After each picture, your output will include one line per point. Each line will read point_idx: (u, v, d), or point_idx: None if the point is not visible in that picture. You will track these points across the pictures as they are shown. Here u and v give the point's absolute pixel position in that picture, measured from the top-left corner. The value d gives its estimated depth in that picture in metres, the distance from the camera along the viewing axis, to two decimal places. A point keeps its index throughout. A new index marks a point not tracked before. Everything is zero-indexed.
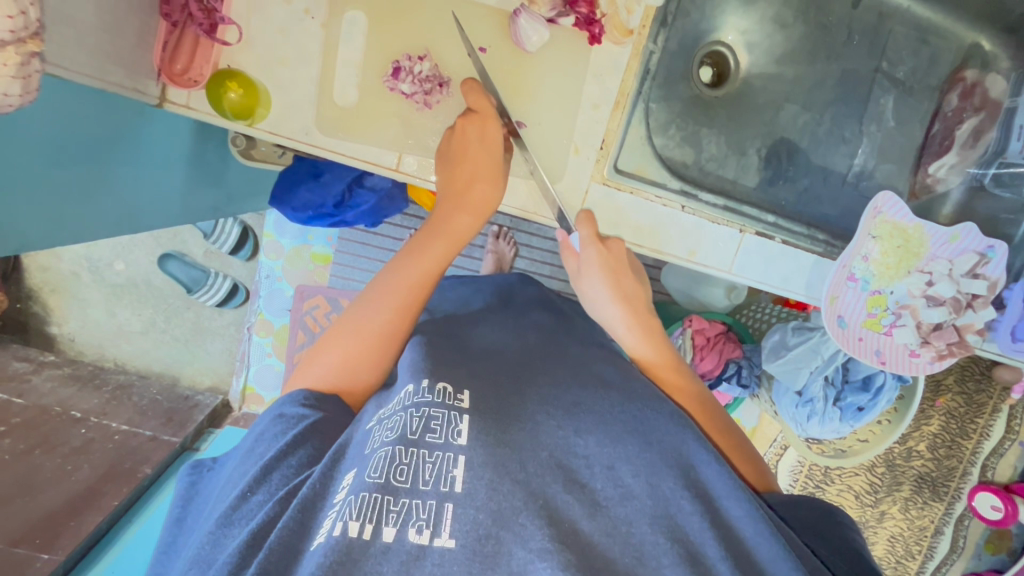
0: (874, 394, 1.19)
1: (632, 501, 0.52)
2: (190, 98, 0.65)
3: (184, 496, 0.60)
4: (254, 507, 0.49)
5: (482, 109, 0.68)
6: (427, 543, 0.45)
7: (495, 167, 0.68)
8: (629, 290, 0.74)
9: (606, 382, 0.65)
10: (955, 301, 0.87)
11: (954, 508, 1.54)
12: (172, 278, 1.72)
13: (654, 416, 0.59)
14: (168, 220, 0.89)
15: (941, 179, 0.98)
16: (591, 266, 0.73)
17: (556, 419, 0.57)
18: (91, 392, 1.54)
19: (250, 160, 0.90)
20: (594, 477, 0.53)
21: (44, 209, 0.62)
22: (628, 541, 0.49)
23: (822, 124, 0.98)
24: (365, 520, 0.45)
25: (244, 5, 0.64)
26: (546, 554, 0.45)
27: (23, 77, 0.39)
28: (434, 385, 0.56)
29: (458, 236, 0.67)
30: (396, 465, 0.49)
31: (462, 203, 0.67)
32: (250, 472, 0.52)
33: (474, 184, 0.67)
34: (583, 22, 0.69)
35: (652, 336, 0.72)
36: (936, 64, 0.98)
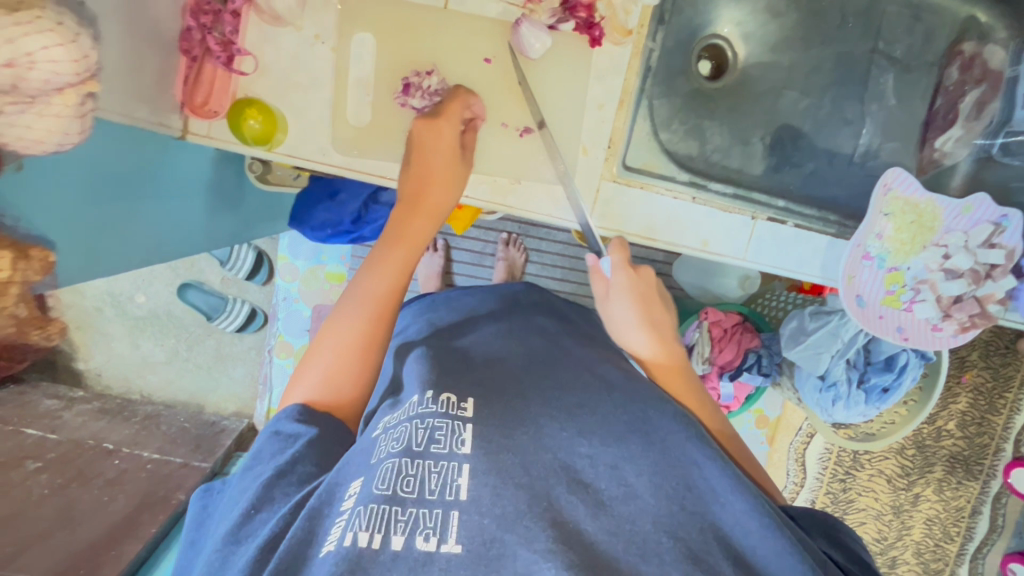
0: (898, 373, 1.19)
1: (636, 500, 0.52)
2: (211, 128, 0.68)
3: (197, 518, 0.60)
4: (259, 524, 0.49)
5: (444, 111, 0.69)
6: (433, 549, 0.46)
7: (450, 168, 0.69)
8: (658, 318, 0.71)
9: (609, 383, 0.66)
10: (974, 272, 0.87)
11: (990, 486, 1.55)
12: (191, 306, 1.75)
13: (658, 416, 0.59)
14: (194, 247, 0.91)
15: (949, 153, 0.98)
16: (622, 291, 0.71)
17: (559, 421, 0.57)
18: (122, 424, 1.58)
19: (268, 185, 0.96)
20: (597, 477, 0.53)
21: (90, 247, 0.63)
22: (631, 539, 0.49)
23: (823, 107, 0.99)
24: (373, 530, 0.46)
25: (257, 35, 0.67)
26: (549, 554, 0.45)
27: (80, 116, 0.45)
28: (437, 396, 0.58)
29: (418, 241, 0.68)
30: (402, 476, 0.50)
31: (418, 208, 0.68)
32: (253, 490, 0.52)
33: (430, 188, 0.68)
34: (582, 26, 0.71)
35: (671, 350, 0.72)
36: (931, 42, 0.98)
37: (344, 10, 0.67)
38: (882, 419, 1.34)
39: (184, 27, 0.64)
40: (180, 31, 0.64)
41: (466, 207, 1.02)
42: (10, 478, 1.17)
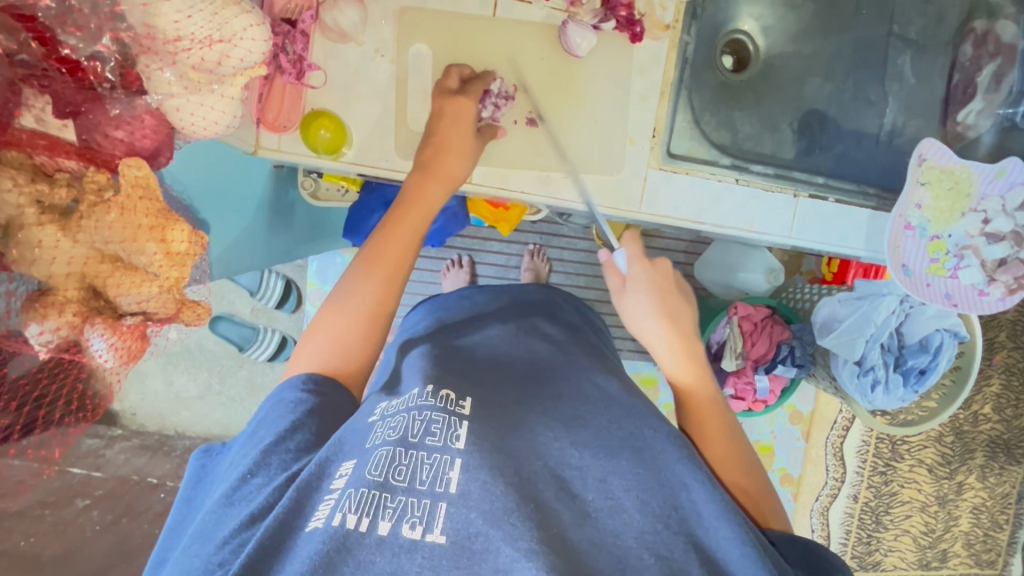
0: (934, 354, 1.19)
1: (622, 515, 0.52)
2: (281, 142, 0.72)
3: (195, 477, 0.64)
4: (253, 489, 0.51)
5: (467, 89, 0.72)
6: (418, 538, 0.46)
7: (464, 138, 0.71)
8: (676, 309, 0.75)
9: (609, 397, 0.64)
10: (1016, 235, 0.90)
11: None
12: (223, 338, 1.71)
13: (652, 435, 0.58)
14: (250, 264, 0.92)
15: (972, 125, 1.02)
16: (639, 284, 0.75)
17: (554, 434, 0.57)
18: (163, 458, 1.56)
19: (318, 202, 0.98)
20: (585, 488, 0.53)
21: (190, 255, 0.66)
22: (613, 552, 0.49)
23: (846, 91, 1.02)
24: (362, 514, 0.47)
25: (322, 50, 0.71)
26: (531, 554, 0.45)
27: None
28: (437, 391, 0.58)
29: (427, 205, 0.70)
30: (394, 465, 0.50)
31: (433, 173, 0.70)
32: (251, 455, 0.54)
33: (445, 155, 0.70)
34: (623, 23, 0.76)
35: (694, 362, 0.74)
36: (944, 20, 1.02)
37: (402, 23, 0.72)
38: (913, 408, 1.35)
39: None
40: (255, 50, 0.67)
41: (513, 208, 1.05)
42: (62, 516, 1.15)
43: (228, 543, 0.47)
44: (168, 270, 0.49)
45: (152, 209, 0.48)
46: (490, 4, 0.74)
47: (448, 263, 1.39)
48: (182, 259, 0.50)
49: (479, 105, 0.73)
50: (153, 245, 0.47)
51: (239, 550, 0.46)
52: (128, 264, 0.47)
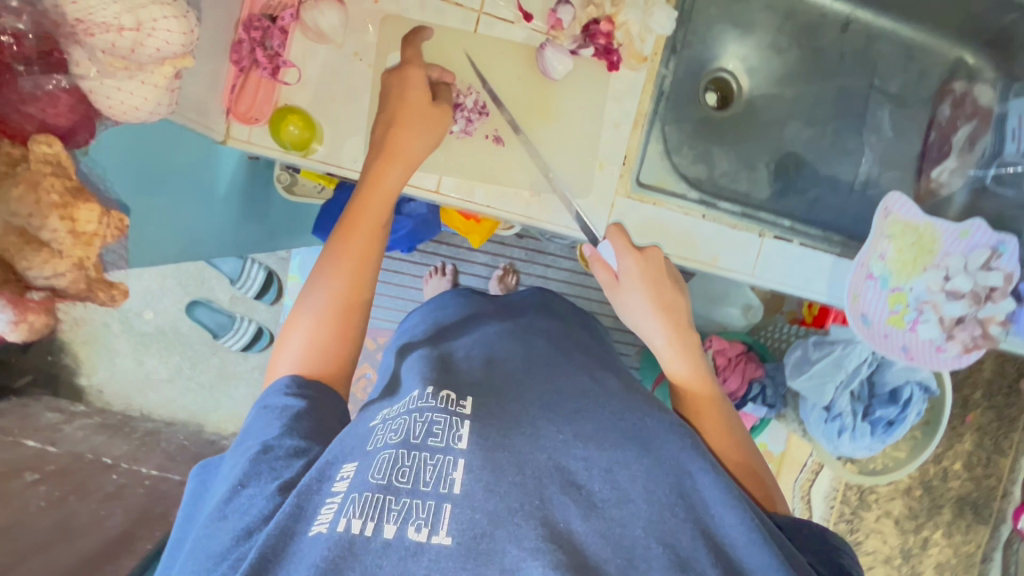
0: (902, 407, 1.18)
1: (628, 504, 0.49)
2: (251, 134, 0.72)
3: (195, 492, 0.61)
4: (245, 500, 0.49)
5: (410, 57, 0.71)
6: (424, 540, 0.45)
7: (419, 110, 0.69)
8: (671, 301, 0.73)
9: (610, 389, 0.63)
10: (974, 293, 0.91)
11: (1001, 531, 1.57)
12: (198, 324, 1.71)
13: (654, 423, 0.57)
14: (216, 250, 0.94)
15: (945, 183, 1.03)
16: (633, 279, 0.73)
17: (556, 424, 0.55)
18: (122, 439, 1.51)
19: (293, 196, 0.98)
20: (590, 479, 0.51)
21: (142, 232, 0.67)
22: (620, 543, 0.48)
23: (825, 137, 1.04)
24: (366, 518, 0.45)
25: (301, 48, 0.72)
26: (538, 553, 0.44)
27: (172, 89, 0.48)
28: (437, 392, 0.56)
29: (385, 188, 0.68)
30: (397, 467, 0.49)
31: (392, 154, 0.68)
32: (239, 466, 0.52)
33: (401, 133, 0.68)
34: (602, 51, 0.77)
35: (689, 352, 0.72)
36: (926, 78, 1.05)
37: (382, 30, 0.73)
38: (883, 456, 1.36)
39: (236, 40, 0.69)
40: (231, 44, 0.68)
41: (485, 221, 1.06)
42: (8, 487, 1.12)
43: (227, 558, 0.46)
44: (72, 249, 0.38)
45: (66, 186, 0.38)
46: (472, 20, 0.75)
47: (430, 270, 1.39)
48: (92, 240, 0.39)
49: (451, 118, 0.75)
50: (55, 219, 0.37)
51: (238, 563, 0.45)
52: (32, 239, 0.37)
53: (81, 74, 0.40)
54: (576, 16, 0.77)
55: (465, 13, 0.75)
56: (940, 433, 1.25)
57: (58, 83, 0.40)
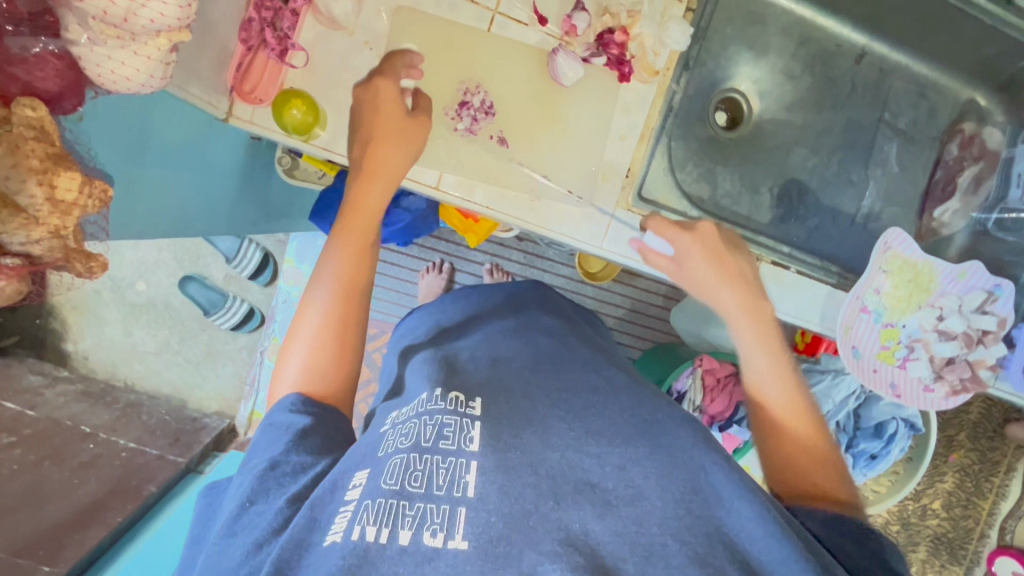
0: (886, 442, 1.18)
1: (643, 501, 0.49)
2: (254, 113, 0.71)
3: (200, 517, 0.61)
4: (255, 515, 0.50)
5: (386, 70, 0.69)
6: (440, 545, 0.44)
7: (398, 125, 0.67)
8: (735, 267, 0.73)
9: (618, 386, 0.64)
10: (967, 336, 0.91)
11: (972, 572, 1.57)
12: (190, 299, 1.70)
13: (663, 417, 0.59)
14: (212, 227, 0.93)
15: (947, 223, 1.03)
16: (691, 251, 0.74)
17: (567, 422, 0.55)
18: (103, 409, 1.49)
19: (293, 180, 0.99)
20: (604, 477, 0.50)
21: (137, 203, 0.66)
22: (637, 541, 0.46)
23: (830, 167, 1.04)
24: (381, 525, 0.46)
25: (312, 33, 0.71)
26: (556, 556, 0.44)
27: (165, 63, 0.46)
28: (447, 394, 0.57)
29: (367, 209, 0.65)
30: (410, 471, 0.49)
31: (371, 173, 0.65)
32: (246, 483, 0.53)
33: (380, 151, 0.66)
34: (614, 62, 0.77)
35: (759, 320, 0.70)
36: (936, 116, 1.05)
37: (395, 21, 0.73)
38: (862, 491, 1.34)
39: (246, 18, 0.67)
40: (240, 22, 0.67)
41: (483, 221, 1.06)
42: None
43: (242, 568, 0.47)
44: (48, 217, 0.37)
45: (47, 153, 0.37)
46: (485, 19, 0.75)
47: (427, 266, 1.40)
48: (70, 209, 0.39)
49: (455, 117, 0.75)
50: (32, 184, 0.36)
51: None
52: (7, 202, 0.36)
53: (71, 40, 0.39)
54: (590, 24, 0.76)
55: (479, 11, 0.75)
56: (924, 468, 1.24)
57: (45, 46, 0.39)
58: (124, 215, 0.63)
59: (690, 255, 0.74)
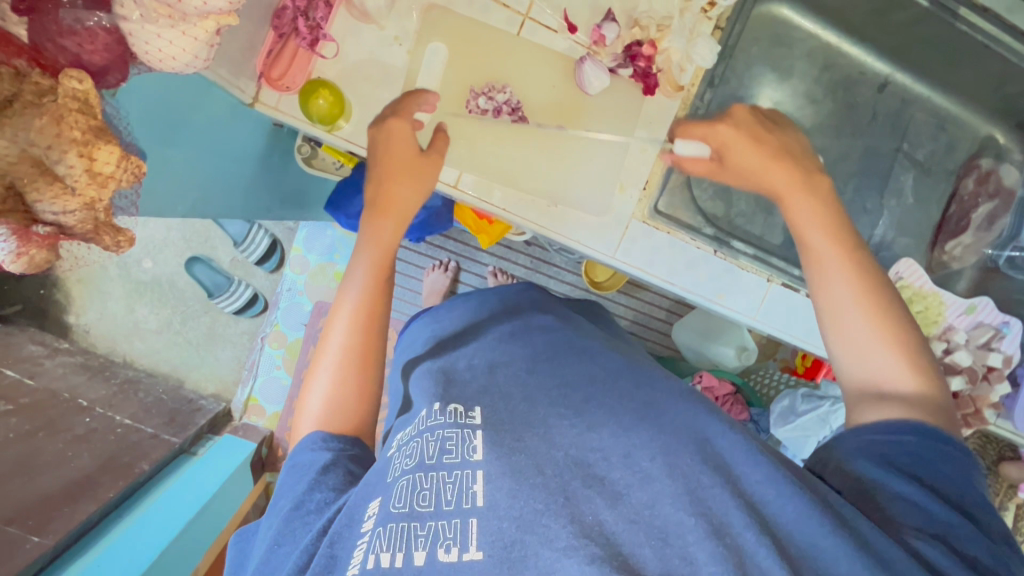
0: None
1: (652, 484, 0.49)
2: (280, 101, 0.72)
3: (235, 559, 0.59)
4: (284, 554, 0.52)
5: (401, 110, 0.69)
6: (455, 560, 0.45)
7: (413, 163, 0.68)
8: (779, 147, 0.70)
9: (611, 370, 0.63)
10: (972, 371, 0.91)
11: None
12: (195, 280, 1.71)
13: (664, 399, 0.58)
14: (228, 210, 0.94)
15: (957, 257, 1.03)
16: (734, 140, 0.71)
17: (568, 419, 0.55)
18: (101, 383, 1.49)
19: (311, 169, 0.99)
20: (610, 468, 0.50)
21: (158, 181, 0.66)
22: (652, 524, 0.47)
23: (845, 193, 1.04)
24: (395, 550, 0.46)
25: (344, 25, 0.72)
26: (572, 551, 0.44)
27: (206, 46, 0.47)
28: (446, 407, 0.56)
29: (383, 244, 0.67)
30: (418, 491, 0.50)
31: (386, 210, 0.67)
32: (274, 526, 0.54)
33: (395, 189, 0.67)
34: (639, 74, 0.77)
35: (816, 205, 0.66)
36: (953, 150, 1.06)
37: (426, 20, 0.73)
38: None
39: (280, 5, 0.68)
40: (273, 10, 0.68)
41: (496, 223, 1.06)
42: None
43: None
44: (85, 188, 0.38)
45: (90, 125, 0.37)
46: (516, 23, 0.75)
47: (434, 264, 1.41)
48: (106, 182, 0.39)
49: (471, 103, 0.76)
50: (73, 155, 0.36)
51: None
52: (48, 171, 0.36)
53: (123, 16, 0.40)
54: (620, 35, 0.77)
55: (510, 15, 0.75)
56: None
57: (99, 20, 0.40)
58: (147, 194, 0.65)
59: (729, 144, 0.71)
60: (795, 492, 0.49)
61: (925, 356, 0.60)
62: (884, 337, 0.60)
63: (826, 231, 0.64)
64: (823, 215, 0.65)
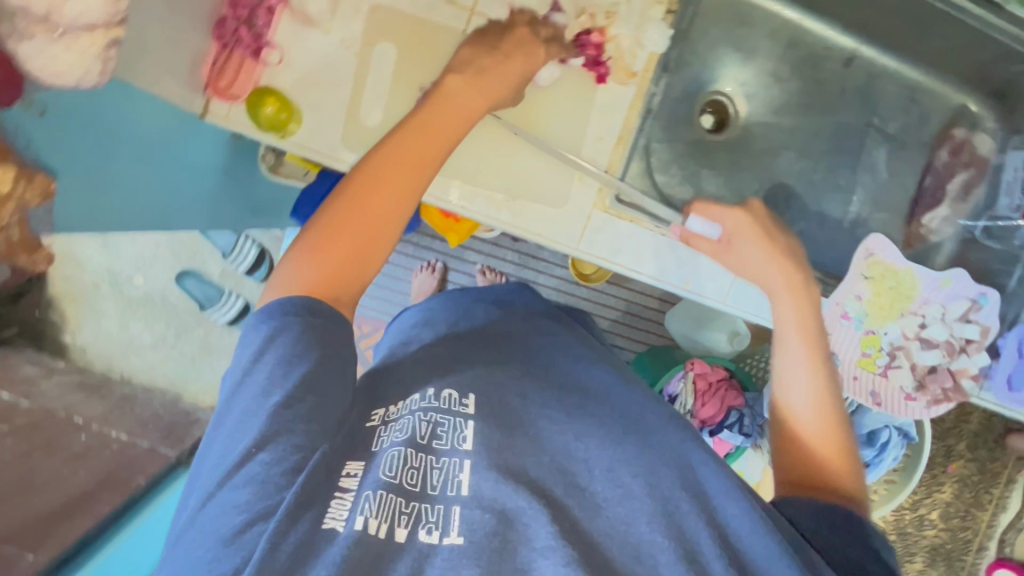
0: (879, 450, 1.12)
1: (632, 501, 0.52)
2: (230, 111, 0.72)
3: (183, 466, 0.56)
4: (258, 468, 0.45)
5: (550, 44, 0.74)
6: (436, 542, 0.45)
7: (518, 70, 0.70)
8: (783, 248, 0.79)
9: (610, 396, 0.64)
10: (949, 344, 0.90)
11: None
12: (186, 293, 1.71)
13: (653, 420, 0.62)
14: (193, 221, 0.96)
15: (935, 230, 1.01)
16: (744, 232, 0.80)
17: (558, 422, 0.57)
18: (97, 400, 1.50)
19: (277, 176, 1.00)
20: (593, 480, 0.53)
21: (104, 200, 0.67)
22: (626, 540, 0.49)
23: (817, 171, 1.02)
24: (382, 520, 0.45)
25: (288, 33, 0.72)
26: (550, 550, 0.45)
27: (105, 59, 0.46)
28: (440, 392, 0.57)
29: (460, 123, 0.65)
30: (407, 467, 0.49)
31: (476, 90, 0.66)
32: (257, 418, 0.48)
33: (491, 78, 0.68)
34: (590, 62, 0.78)
35: (805, 302, 0.74)
36: (926, 122, 1.04)
37: (372, 20, 0.73)
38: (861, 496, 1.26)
39: (221, 16, 0.70)
40: (215, 20, 0.69)
41: (463, 221, 1.06)
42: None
43: (230, 544, 0.42)
44: None
45: None
46: (463, 19, 0.75)
47: (421, 265, 1.41)
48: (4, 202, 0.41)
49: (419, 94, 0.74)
50: None
51: (247, 559, 0.41)
52: None
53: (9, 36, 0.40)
54: (567, 24, 0.76)
55: (456, 11, 0.74)
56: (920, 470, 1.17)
57: None
58: (80, 208, 0.63)
59: (736, 232, 0.80)
60: (769, 530, 0.52)
61: (859, 470, 0.63)
62: (828, 440, 0.64)
63: (802, 329, 0.71)
64: (808, 321, 0.72)
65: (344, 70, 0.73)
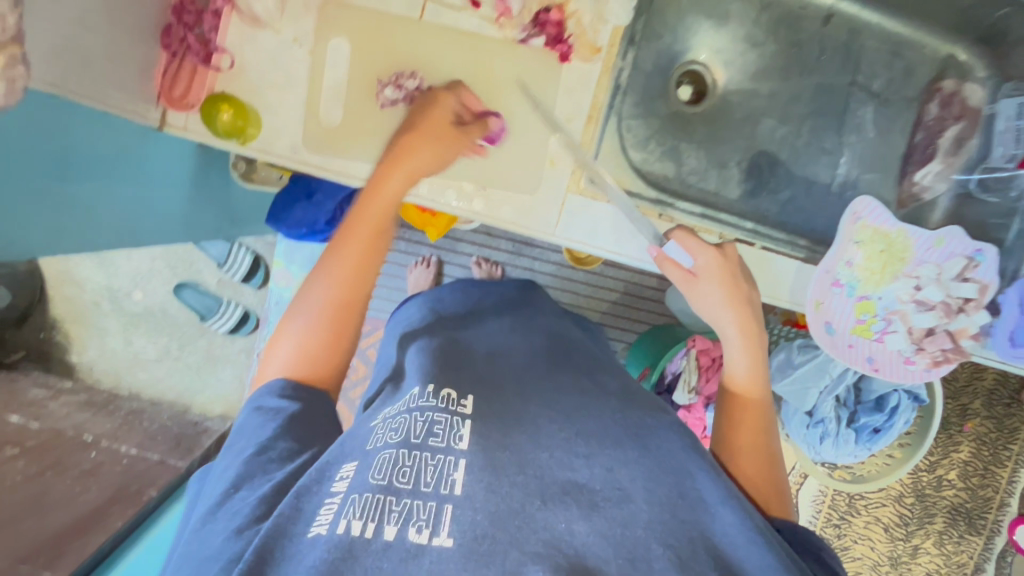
0: (889, 415, 1.08)
1: (629, 504, 0.49)
2: (187, 121, 0.71)
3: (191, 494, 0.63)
4: (239, 502, 0.49)
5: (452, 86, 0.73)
6: (425, 542, 0.44)
7: (445, 131, 0.70)
8: (747, 294, 0.74)
9: (605, 391, 0.64)
10: (946, 305, 0.87)
11: (993, 542, 1.49)
12: (185, 305, 1.72)
13: (654, 425, 0.59)
14: (170, 232, 0.97)
15: (928, 187, 0.98)
16: (711, 273, 0.74)
17: (557, 421, 0.56)
18: (105, 417, 1.51)
19: (251, 182, 0.99)
20: (591, 478, 0.50)
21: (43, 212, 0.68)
22: (622, 543, 0.46)
23: (801, 137, 0.99)
24: (367, 519, 0.45)
25: (237, 36, 0.70)
26: (538, 557, 0.44)
27: None
28: (438, 391, 0.57)
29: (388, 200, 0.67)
30: (398, 467, 0.49)
31: (398, 165, 0.68)
32: (234, 466, 0.52)
33: (416, 147, 0.68)
34: (551, 41, 0.75)
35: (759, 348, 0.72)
36: (912, 76, 1.00)
37: (323, 16, 0.71)
38: (876, 460, 1.23)
39: (167, 23, 0.68)
40: (162, 28, 0.68)
41: (439, 216, 1.05)
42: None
43: (219, 558, 0.46)
44: None
45: None
46: (417, 6, 0.73)
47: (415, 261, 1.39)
48: None
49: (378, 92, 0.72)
50: None
51: (234, 563, 0.45)
52: None
53: None
54: (525, 4, 0.74)
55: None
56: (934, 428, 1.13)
57: None
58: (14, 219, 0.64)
59: (710, 270, 0.74)
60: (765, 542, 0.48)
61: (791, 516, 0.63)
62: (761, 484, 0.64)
63: (750, 374, 0.70)
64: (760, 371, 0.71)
65: (299, 68, 0.72)
